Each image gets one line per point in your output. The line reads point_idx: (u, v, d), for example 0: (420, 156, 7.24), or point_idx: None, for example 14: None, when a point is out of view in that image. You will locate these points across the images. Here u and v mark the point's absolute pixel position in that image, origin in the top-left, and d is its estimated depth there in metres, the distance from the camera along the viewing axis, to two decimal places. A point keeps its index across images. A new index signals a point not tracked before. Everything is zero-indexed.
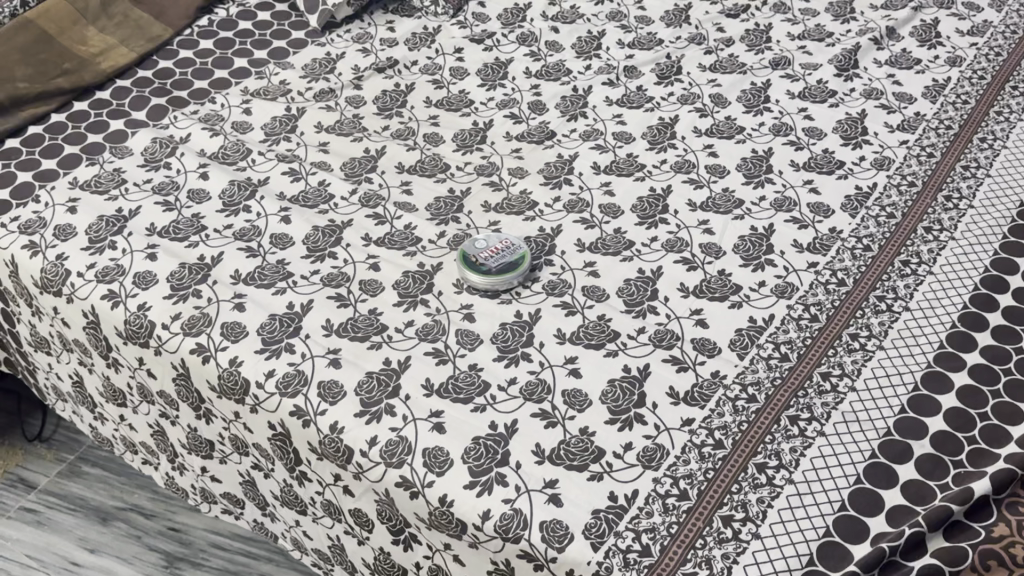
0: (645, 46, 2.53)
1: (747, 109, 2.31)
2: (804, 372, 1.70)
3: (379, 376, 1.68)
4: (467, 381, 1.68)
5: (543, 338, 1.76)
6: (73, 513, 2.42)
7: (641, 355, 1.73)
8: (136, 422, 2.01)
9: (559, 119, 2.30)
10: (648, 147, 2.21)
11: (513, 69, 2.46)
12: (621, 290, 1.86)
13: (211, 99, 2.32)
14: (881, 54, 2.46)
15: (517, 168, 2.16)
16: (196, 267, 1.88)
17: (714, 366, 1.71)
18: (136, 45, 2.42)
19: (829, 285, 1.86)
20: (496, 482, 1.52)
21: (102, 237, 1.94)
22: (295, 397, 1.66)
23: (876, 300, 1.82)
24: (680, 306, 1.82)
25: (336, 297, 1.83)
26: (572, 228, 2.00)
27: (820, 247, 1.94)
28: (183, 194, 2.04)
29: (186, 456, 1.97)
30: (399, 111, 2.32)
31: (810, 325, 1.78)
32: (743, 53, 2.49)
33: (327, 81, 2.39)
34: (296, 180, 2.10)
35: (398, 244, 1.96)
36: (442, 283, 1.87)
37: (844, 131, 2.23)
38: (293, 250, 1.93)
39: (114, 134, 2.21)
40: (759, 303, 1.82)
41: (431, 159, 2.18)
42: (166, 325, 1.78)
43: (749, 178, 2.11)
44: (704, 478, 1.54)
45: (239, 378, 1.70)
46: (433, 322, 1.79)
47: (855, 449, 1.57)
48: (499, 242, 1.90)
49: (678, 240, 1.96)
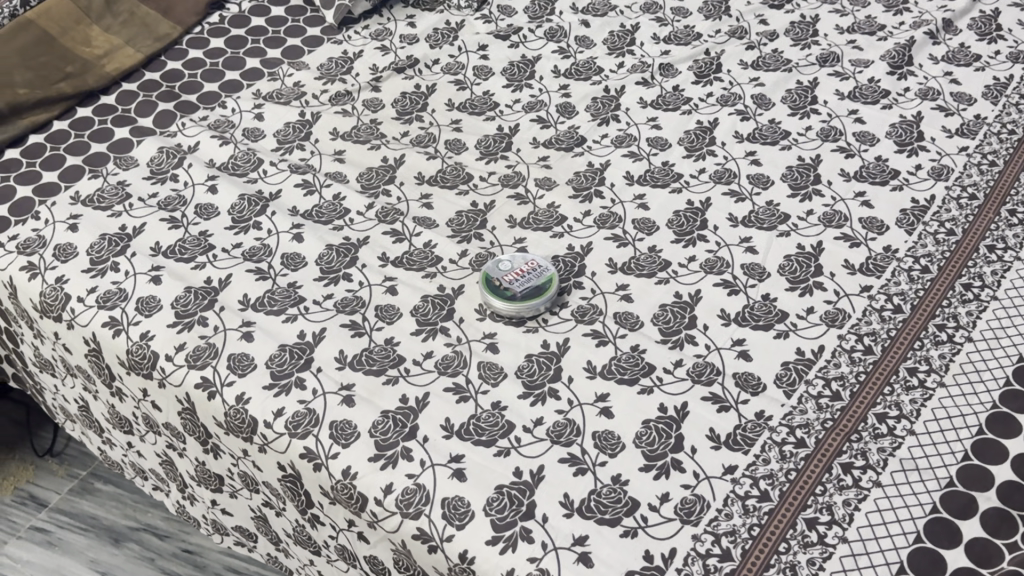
0: (682, 41, 2.37)
1: (793, 111, 2.15)
2: (858, 413, 1.55)
3: (395, 416, 1.56)
4: (489, 422, 1.55)
5: (572, 372, 1.63)
6: (85, 534, 2.34)
7: (678, 392, 1.59)
8: (143, 451, 1.91)
9: (589, 123, 2.16)
10: (685, 155, 2.06)
11: (541, 67, 2.31)
12: (656, 317, 1.72)
13: (221, 103, 2.19)
14: (937, 49, 2.28)
15: (544, 178, 2.02)
16: (202, 291, 1.76)
17: (759, 405, 1.57)
18: (143, 46, 2.30)
19: (884, 312, 1.71)
20: (521, 537, 1.40)
21: (104, 258, 1.83)
22: (305, 438, 1.54)
23: (935, 330, 1.67)
24: (720, 335, 1.68)
25: (350, 325, 1.71)
26: (603, 246, 1.87)
27: (874, 269, 1.78)
28: (190, 210, 1.93)
29: (195, 487, 1.86)
30: (419, 115, 2.19)
31: (863, 358, 1.63)
32: (788, 49, 2.32)
33: (344, 82, 2.26)
34: (309, 194, 1.98)
35: (417, 264, 1.83)
36: (464, 309, 1.74)
37: (898, 136, 2.06)
38: (305, 271, 1.81)
39: (118, 143, 2.09)
40: (807, 332, 1.68)
41: (452, 169, 2.05)
42: (170, 356, 1.67)
43: (795, 190, 1.95)
44: (749, 536, 1.40)
45: (246, 416, 1.59)
46: (453, 354, 1.66)
47: (915, 503, 1.43)
48: (526, 264, 1.77)
49: (718, 260, 1.82)
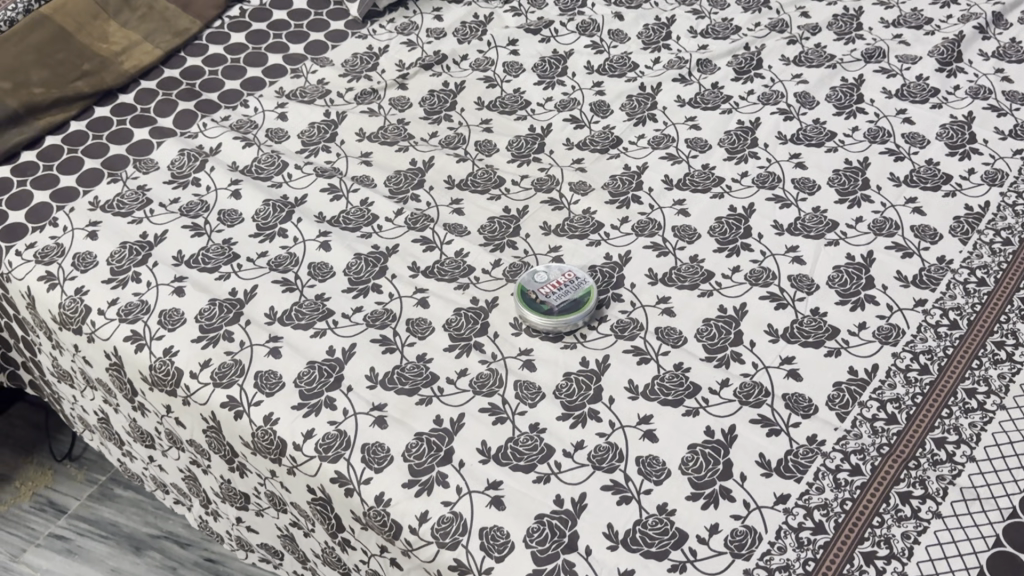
0: (720, 34, 2.28)
1: (838, 110, 2.06)
2: (915, 437, 1.48)
3: (429, 438, 1.49)
4: (528, 446, 1.49)
5: (613, 392, 1.56)
6: (106, 541, 2.30)
7: (725, 414, 1.52)
8: (166, 465, 1.86)
9: (625, 123, 2.07)
10: (726, 157, 1.98)
11: (573, 63, 2.23)
12: (699, 333, 1.65)
13: (243, 102, 2.12)
14: (987, 45, 2.19)
15: (579, 182, 1.94)
16: (227, 303, 1.70)
17: (811, 429, 1.49)
18: (162, 41, 2.22)
19: (940, 328, 1.63)
20: (563, 571, 1.33)
21: (125, 268, 1.77)
22: (336, 462, 1.48)
23: (994, 348, 1.59)
24: (768, 353, 1.60)
25: (381, 340, 1.64)
26: (642, 255, 1.79)
27: (928, 281, 1.70)
28: (213, 216, 1.86)
29: (220, 504, 1.81)
30: (448, 114, 2.11)
31: (920, 378, 1.55)
32: (831, 43, 2.23)
33: (369, 79, 2.19)
34: (336, 199, 1.91)
35: (448, 274, 1.76)
36: (499, 323, 1.67)
37: (949, 137, 1.97)
38: (333, 282, 1.74)
39: (138, 145, 2.02)
40: (859, 350, 1.60)
41: (483, 172, 1.98)
42: (195, 373, 1.60)
43: (842, 195, 1.87)
44: (804, 571, 1.33)
45: (275, 437, 1.52)
46: (489, 372, 1.59)
47: (977, 535, 1.35)
48: (563, 275, 1.71)
49: (764, 271, 1.74)
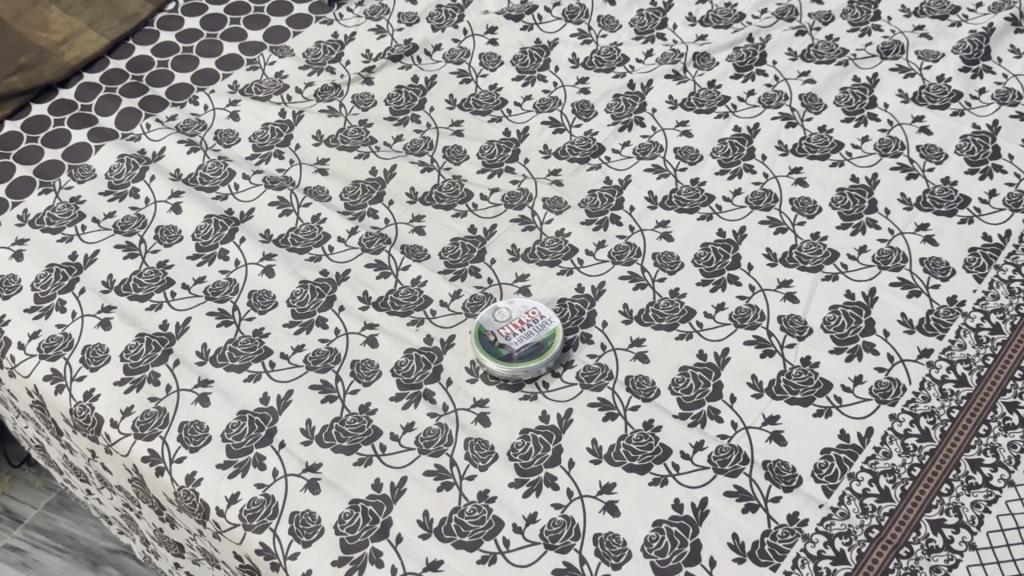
0: (721, 22, 2.06)
1: (847, 116, 1.85)
2: (909, 518, 1.31)
3: (366, 507, 1.34)
4: (474, 518, 1.33)
5: (573, 454, 1.40)
6: (61, 556, 2.17)
7: (697, 485, 1.35)
8: (102, 499, 1.72)
9: (609, 127, 1.88)
10: (718, 170, 1.78)
11: (557, 55, 2.02)
12: (675, 384, 1.48)
13: (192, 99, 1.94)
14: (1020, 39, 1.96)
15: (553, 198, 1.76)
16: (156, 339, 1.54)
17: (792, 505, 1.33)
18: (107, 28, 2.04)
19: (946, 385, 1.45)
20: None
21: (50, 294, 1.62)
22: (261, 533, 1.33)
23: (1005, 411, 1.42)
24: (750, 411, 1.43)
25: (321, 386, 1.48)
26: (617, 287, 1.61)
27: (935, 326, 1.52)
28: (150, 233, 1.70)
29: (158, 545, 1.67)
30: (415, 114, 1.92)
31: (919, 447, 1.38)
32: (844, 35, 2.01)
33: (332, 72, 2.00)
34: (285, 214, 1.74)
35: (402, 306, 1.60)
36: (453, 366, 1.51)
37: (969, 151, 1.76)
38: (274, 314, 1.58)
39: (75, 148, 1.85)
40: (853, 410, 1.43)
41: (450, 183, 1.79)
42: (115, 422, 1.46)
43: (845, 219, 1.68)
44: None
45: (197, 499, 1.38)
46: (437, 426, 1.43)
47: None
48: (526, 313, 1.53)
49: (751, 310, 1.56)
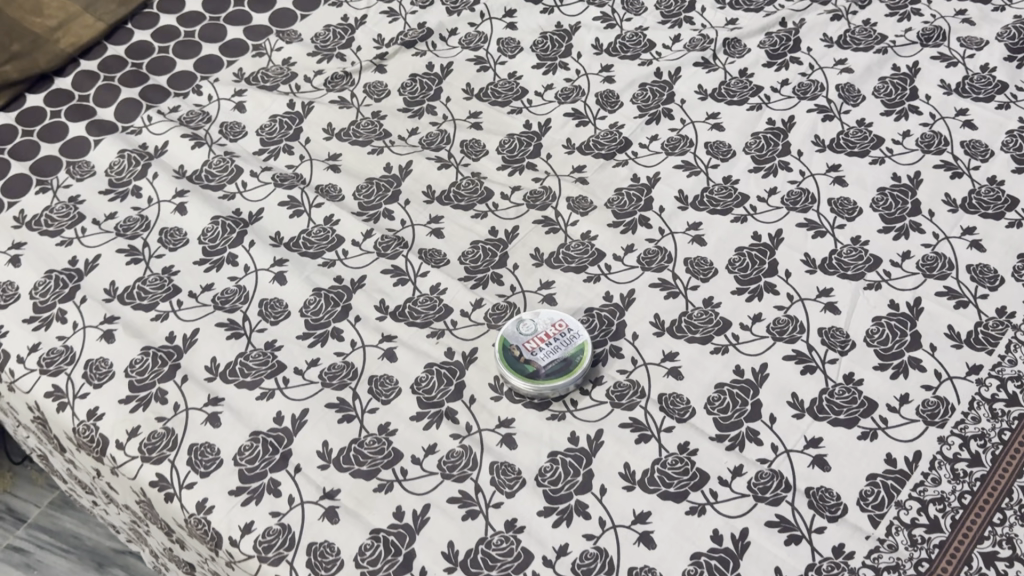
0: (752, 5, 1.95)
1: (887, 109, 1.75)
2: (960, 551, 1.24)
3: (387, 537, 1.27)
4: (501, 550, 1.26)
5: (605, 480, 1.32)
6: (65, 557, 2.11)
7: (736, 514, 1.28)
8: (108, 512, 1.65)
9: (635, 119, 1.78)
10: (752, 167, 1.69)
11: (579, 41, 1.92)
12: (711, 403, 1.40)
13: (195, 88, 1.84)
14: None
15: (578, 197, 1.67)
16: (163, 353, 1.46)
17: (838, 536, 1.25)
18: (103, 12, 1.93)
19: (997, 404, 1.37)
20: None
21: (49, 303, 1.54)
22: (276, 565, 1.26)
23: None
24: (790, 433, 1.36)
25: (338, 405, 1.41)
26: (648, 296, 1.53)
27: (984, 340, 1.44)
28: (154, 236, 1.62)
29: (166, 561, 1.60)
30: (430, 105, 1.83)
31: (969, 473, 1.31)
32: (882, 19, 1.90)
33: (342, 59, 1.90)
34: (296, 215, 1.65)
35: (421, 316, 1.51)
36: (476, 383, 1.43)
37: (1017, 147, 1.67)
38: (287, 326, 1.50)
39: (73, 143, 1.76)
40: (900, 432, 1.35)
41: (469, 181, 1.70)
42: (121, 444, 1.38)
43: (887, 222, 1.59)
44: None
45: (209, 528, 1.31)
46: (461, 449, 1.36)
47: None
48: (552, 326, 1.45)
49: (790, 322, 1.48)
